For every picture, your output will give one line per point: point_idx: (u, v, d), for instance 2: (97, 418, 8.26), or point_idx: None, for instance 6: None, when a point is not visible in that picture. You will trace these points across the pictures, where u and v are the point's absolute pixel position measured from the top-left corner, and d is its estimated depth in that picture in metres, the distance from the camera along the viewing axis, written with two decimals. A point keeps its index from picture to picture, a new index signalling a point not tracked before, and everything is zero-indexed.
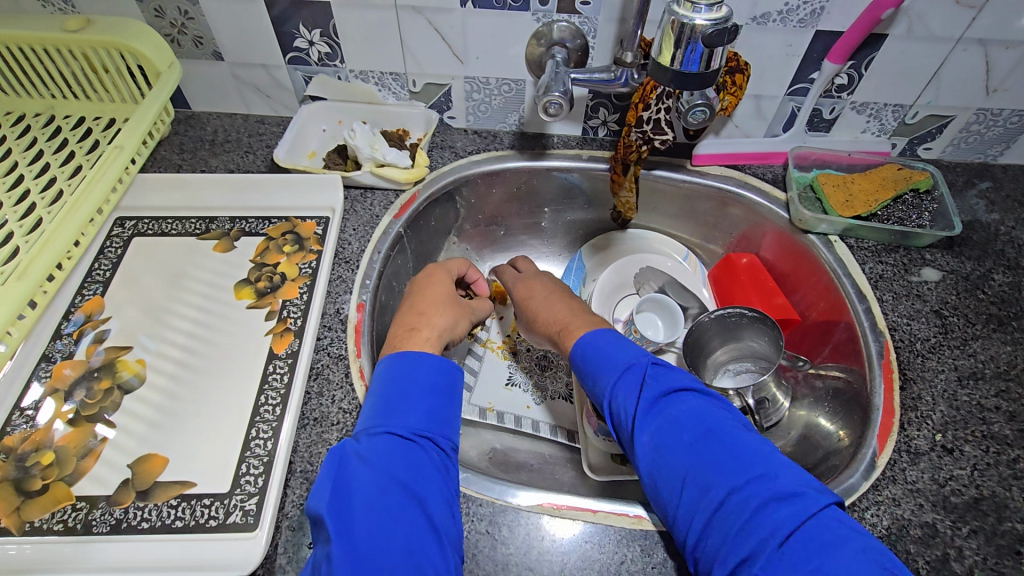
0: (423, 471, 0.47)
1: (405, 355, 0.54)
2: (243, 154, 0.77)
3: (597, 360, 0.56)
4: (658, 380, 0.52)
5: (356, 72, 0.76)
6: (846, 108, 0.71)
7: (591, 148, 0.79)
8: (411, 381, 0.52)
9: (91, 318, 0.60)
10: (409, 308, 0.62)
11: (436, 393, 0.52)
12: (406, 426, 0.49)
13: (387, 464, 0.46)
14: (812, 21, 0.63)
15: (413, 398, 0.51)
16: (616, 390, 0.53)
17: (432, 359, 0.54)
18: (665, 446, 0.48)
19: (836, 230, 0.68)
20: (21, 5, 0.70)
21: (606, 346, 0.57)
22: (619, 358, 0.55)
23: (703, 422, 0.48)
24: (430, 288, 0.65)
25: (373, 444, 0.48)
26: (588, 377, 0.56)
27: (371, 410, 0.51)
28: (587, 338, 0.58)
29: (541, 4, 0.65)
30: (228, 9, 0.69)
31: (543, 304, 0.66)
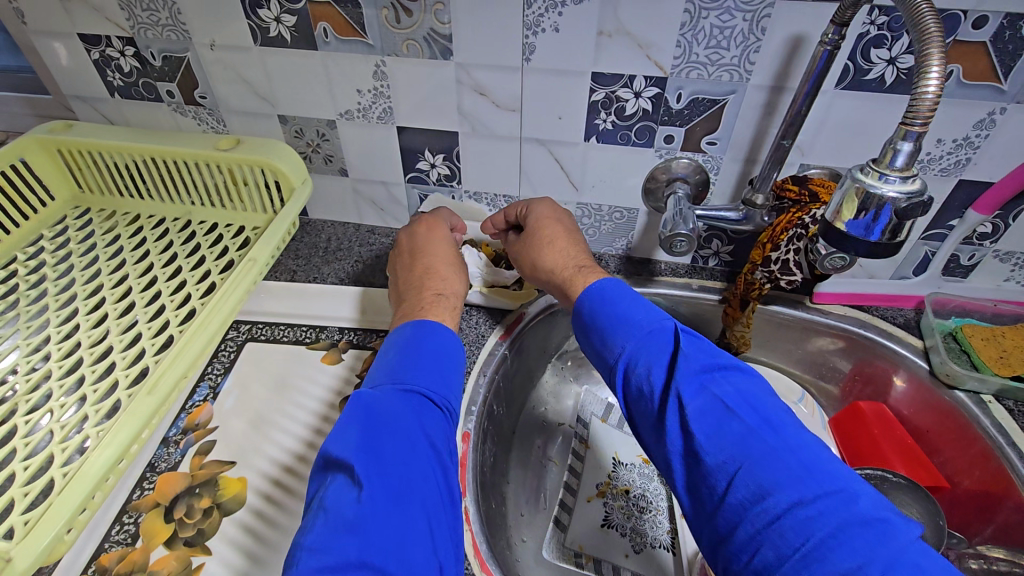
0: (440, 430, 0.46)
1: (433, 328, 0.51)
2: (354, 263, 0.79)
3: (613, 318, 0.50)
4: (688, 345, 0.47)
5: (470, 192, 0.78)
6: (988, 257, 0.67)
7: (700, 277, 0.76)
8: (429, 349, 0.49)
9: (198, 426, 0.60)
10: (423, 273, 0.59)
11: (444, 356, 0.50)
12: (428, 387, 0.47)
13: (420, 425, 0.44)
14: (956, 170, 0.60)
15: (428, 362, 0.48)
16: (644, 354, 0.48)
17: (446, 333, 0.51)
18: (710, 422, 0.43)
19: (989, 389, 0.61)
20: (180, 123, 0.78)
21: (624, 303, 0.51)
22: (642, 318, 0.50)
23: (751, 406, 0.43)
24: (431, 245, 0.62)
25: (393, 400, 0.45)
26: (601, 338, 0.51)
27: (392, 366, 0.48)
28: (602, 284, 0.53)
29: (666, 142, 0.66)
30: (362, 134, 0.74)
31: (552, 229, 0.61)
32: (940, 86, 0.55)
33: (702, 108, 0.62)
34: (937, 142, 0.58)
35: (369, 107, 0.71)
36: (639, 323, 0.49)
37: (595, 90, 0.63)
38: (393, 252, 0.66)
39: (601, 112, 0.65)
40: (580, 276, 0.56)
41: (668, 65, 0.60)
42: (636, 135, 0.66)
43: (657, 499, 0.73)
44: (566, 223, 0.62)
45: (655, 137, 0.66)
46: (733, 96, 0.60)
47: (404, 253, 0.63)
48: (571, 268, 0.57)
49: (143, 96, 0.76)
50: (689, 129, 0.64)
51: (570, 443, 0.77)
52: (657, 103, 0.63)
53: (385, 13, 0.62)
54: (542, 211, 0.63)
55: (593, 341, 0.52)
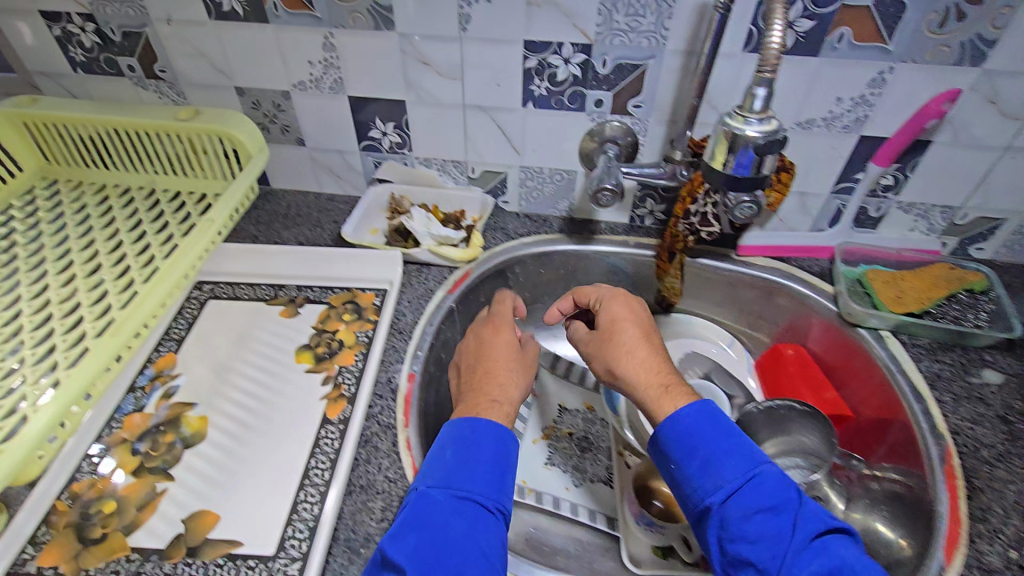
0: (490, 535, 0.49)
1: (480, 423, 0.55)
2: (313, 228, 0.83)
3: (692, 437, 0.51)
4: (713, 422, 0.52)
5: (422, 159, 0.83)
6: (893, 208, 0.73)
7: (637, 235, 0.82)
8: (476, 460, 0.52)
9: (164, 373, 0.65)
10: (473, 383, 0.61)
11: (501, 467, 0.53)
12: (479, 495, 0.50)
13: (445, 522, 0.48)
14: (857, 126, 0.66)
15: (483, 473, 0.52)
16: (727, 473, 0.49)
17: (492, 429, 0.54)
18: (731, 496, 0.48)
19: (887, 325, 0.68)
20: (143, 97, 0.82)
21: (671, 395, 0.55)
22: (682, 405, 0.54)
23: (774, 489, 0.48)
24: (489, 346, 0.65)
25: (437, 502, 0.49)
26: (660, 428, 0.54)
27: (440, 471, 0.51)
28: (697, 411, 0.53)
29: (596, 106, 0.71)
30: (317, 104, 0.79)
31: (627, 335, 0.59)
32: (834, 47, 0.60)
33: (626, 72, 0.67)
34: (838, 100, 0.64)
35: (321, 77, 0.75)
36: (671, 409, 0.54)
37: (528, 57, 0.68)
38: (453, 358, 0.69)
39: (535, 78, 0.70)
40: (668, 396, 0.55)
41: (592, 33, 0.65)
42: (568, 99, 0.71)
43: (598, 441, 0.79)
44: (641, 322, 0.61)
45: (586, 102, 0.71)
46: (653, 60, 0.66)
47: (461, 360, 0.66)
48: (652, 389, 0.56)
49: (105, 71, 0.79)
50: (616, 93, 0.69)
51: None
52: (585, 68, 0.68)
53: None
54: (625, 334, 0.60)
55: (676, 472, 0.52)
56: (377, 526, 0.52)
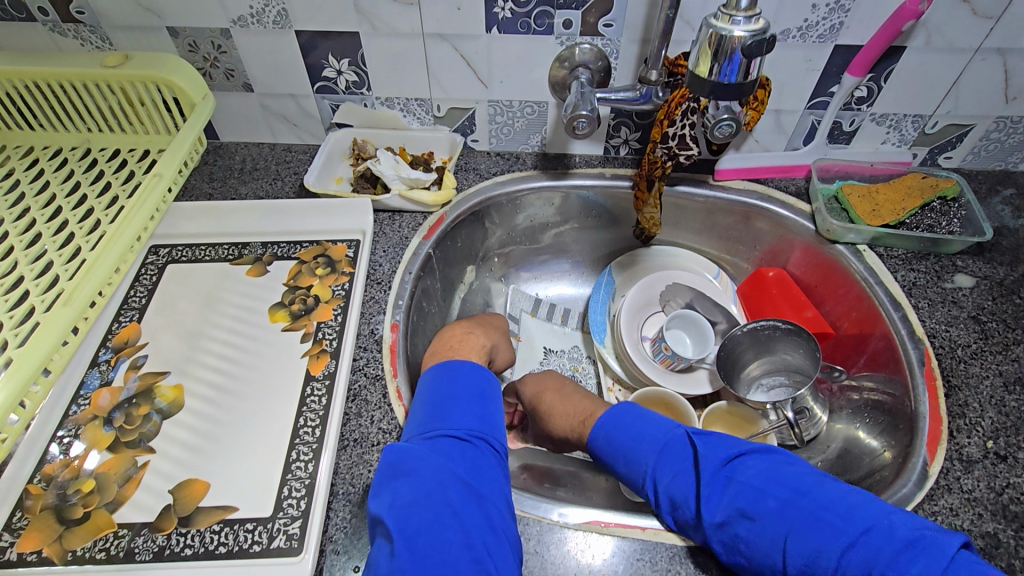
0: (482, 468, 0.49)
1: (455, 363, 0.57)
2: (272, 181, 0.78)
3: (628, 441, 0.57)
4: (703, 449, 0.53)
5: (382, 99, 0.77)
6: (866, 120, 0.72)
7: (613, 166, 0.80)
8: (459, 387, 0.55)
9: (129, 344, 0.61)
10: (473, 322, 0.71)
11: (481, 396, 0.55)
12: (453, 427, 0.51)
13: (449, 463, 0.48)
14: (831, 36, 0.64)
15: (456, 407, 0.53)
16: (661, 467, 0.54)
17: (468, 365, 0.57)
18: (760, 514, 0.47)
19: (864, 239, 0.68)
20: (62, 44, 0.73)
21: (633, 425, 0.59)
22: (650, 440, 0.56)
23: (714, 451, 0.53)
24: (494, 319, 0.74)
25: (432, 446, 0.49)
26: (625, 462, 0.57)
27: (421, 417, 0.52)
28: (631, 413, 0.60)
29: (565, 28, 0.67)
30: (260, 42, 0.72)
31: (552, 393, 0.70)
32: None
33: None
34: (813, 8, 0.62)
35: (261, 11, 0.69)
36: (653, 457, 0.55)
37: None
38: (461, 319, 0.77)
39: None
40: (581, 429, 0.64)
41: None
42: (536, 22, 0.66)
43: (584, 379, 0.80)
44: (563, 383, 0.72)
45: (554, 24, 0.66)
46: None
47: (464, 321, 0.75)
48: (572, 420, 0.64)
49: (12, 16, 0.70)
50: (585, 13, 0.65)
51: None
52: None
53: None
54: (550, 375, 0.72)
55: (622, 470, 0.57)
56: None
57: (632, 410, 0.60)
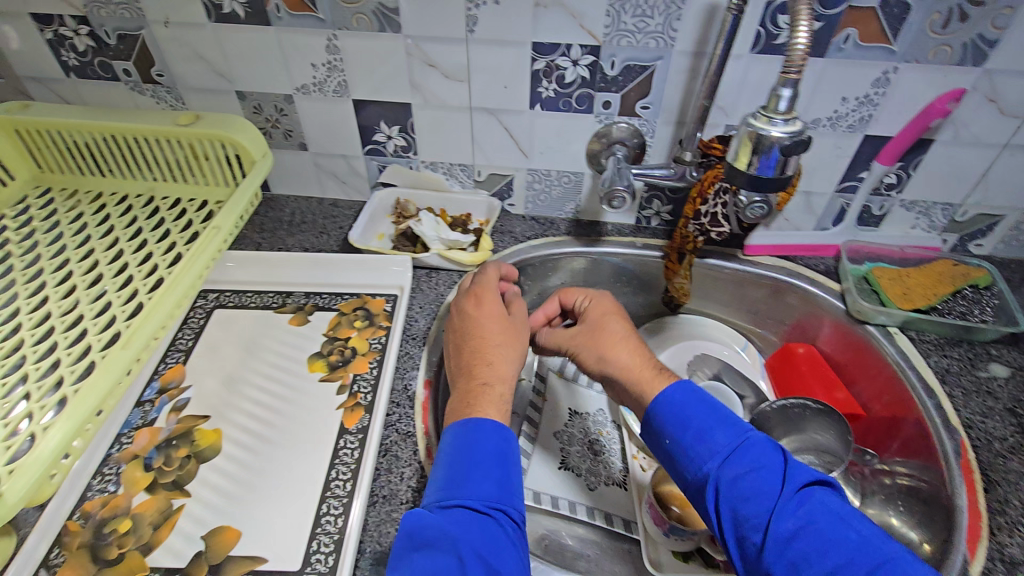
0: (500, 545, 0.48)
1: (476, 422, 0.53)
2: (318, 235, 0.82)
3: (704, 424, 0.51)
4: (782, 463, 0.49)
5: (427, 163, 0.82)
6: (895, 206, 0.74)
7: (644, 235, 0.82)
8: (477, 449, 0.52)
9: (172, 386, 0.63)
10: (474, 351, 0.59)
11: (499, 458, 0.52)
12: (473, 496, 0.50)
13: (464, 537, 0.46)
14: (861, 126, 0.67)
15: (477, 472, 0.51)
16: (735, 464, 0.49)
17: (491, 423, 0.54)
18: (819, 545, 0.43)
19: (895, 322, 0.69)
20: (139, 102, 0.80)
21: (706, 410, 0.52)
22: (728, 428, 0.51)
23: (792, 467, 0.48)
24: (489, 317, 0.62)
25: (449, 517, 0.48)
26: (692, 435, 0.51)
27: (439, 483, 0.51)
28: (701, 395, 0.54)
29: (605, 108, 0.71)
30: (320, 107, 0.78)
31: (612, 328, 0.60)
32: (840, 48, 0.61)
33: (634, 74, 0.68)
34: (843, 100, 0.65)
35: (324, 81, 0.75)
36: (722, 444, 0.50)
37: (536, 60, 0.68)
38: (448, 322, 0.65)
39: (543, 81, 0.70)
40: (659, 378, 0.56)
41: (601, 34, 0.65)
42: (577, 101, 0.71)
43: (609, 444, 0.79)
44: (609, 309, 0.63)
45: (594, 104, 0.71)
46: (662, 62, 0.66)
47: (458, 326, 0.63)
48: (631, 366, 0.57)
49: (99, 75, 0.77)
50: (624, 95, 0.70)
51: (530, 397, 0.82)
52: (594, 70, 0.68)
53: None
54: (578, 300, 0.66)
55: (680, 443, 0.51)
56: None
57: (711, 395, 0.53)
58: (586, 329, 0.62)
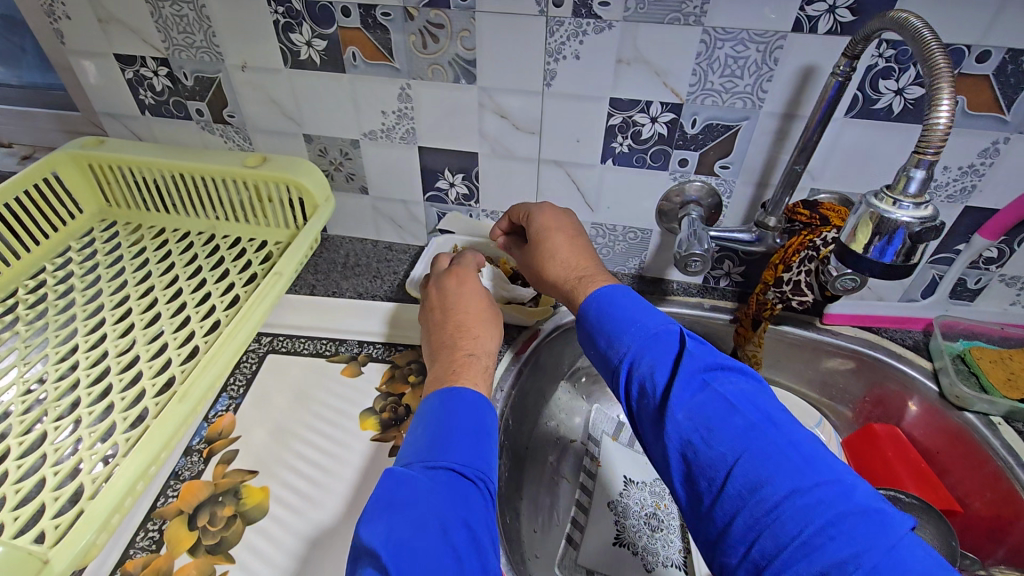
0: (468, 497, 0.43)
1: (458, 390, 0.49)
2: (373, 279, 0.80)
3: (618, 320, 0.50)
4: (694, 347, 0.48)
5: (487, 212, 0.80)
6: (994, 281, 0.69)
7: (711, 296, 0.78)
8: (455, 424, 0.46)
9: (220, 435, 0.61)
10: (454, 327, 0.56)
11: (481, 432, 0.47)
12: (460, 462, 0.44)
13: (448, 504, 0.41)
14: (961, 197, 0.63)
15: (462, 437, 0.46)
16: (645, 355, 0.48)
17: (472, 395, 0.49)
18: (735, 422, 0.43)
19: (998, 411, 0.62)
20: (208, 141, 0.81)
21: (626, 307, 0.51)
22: (642, 322, 0.50)
23: (704, 356, 0.47)
24: (458, 295, 0.60)
25: (428, 479, 0.43)
26: (606, 338, 0.51)
27: (422, 442, 0.46)
28: (609, 292, 0.53)
29: (680, 166, 0.68)
30: (385, 153, 0.77)
31: (553, 238, 0.60)
32: None
33: (716, 133, 0.65)
34: (944, 169, 0.61)
35: (392, 127, 0.74)
36: (638, 341, 0.49)
37: (612, 115, 0.66)
38: (423, 309, 0.63)
39: (618, 136, 0.67)
40: (587, 281, 0.55)
41: (684, 93, 0.62)
42: (652, 158, 0.68)
43: (668, 518, 0.73)
44: (558, 229, 0.61)
45: (670, 161, 0.68)
46: (746, 122, 0.63)
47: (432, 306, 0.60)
48: (569, 279, 0.57)
49: (173, 114, 0.78)
50: (703, 154, 0.67)
51: (582, 461, 0.77)
52: (673, 128, 0.65)
53: (413, 39, 0.65)
54: (523, 208, 0.65)
55: (599, 344, 0.51)
56: None
57: (631, 296, 0.52)
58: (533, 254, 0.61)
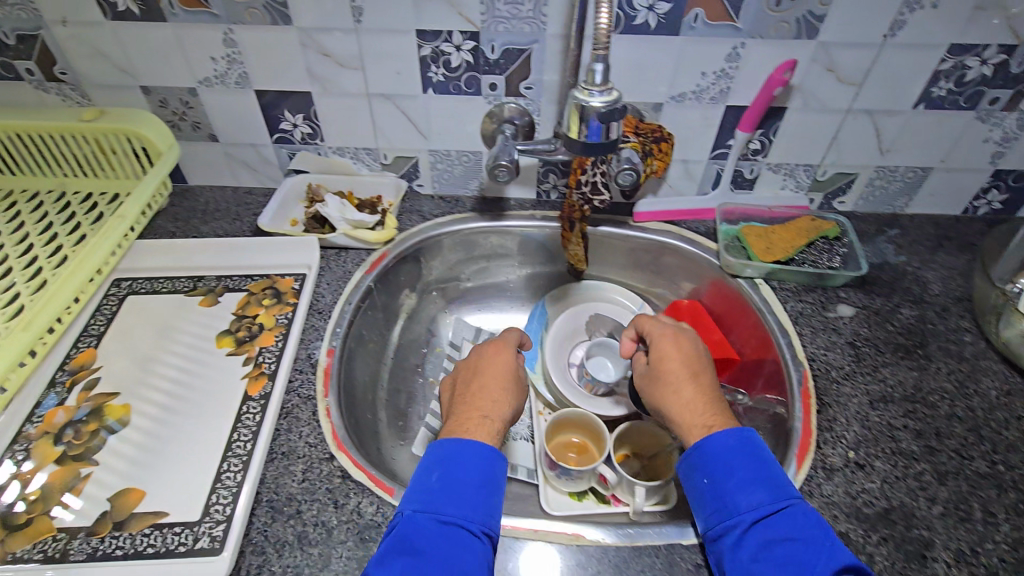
0: (473, 562, 0.47)
1: (466, 444, 0.54)
2: (232, 221, 0.86)
3: (740, 481, 0.51)
4: (798, 514, 0.49)
5: (334, 148, 0.86)
6: (763, 169, 0.82)
7: (543, 209, 0.88)
8: (465, 476, 0.52)
9: (82, 368, 0.66)
10: (472, 394, 0.62)
11: (489, 485, 0.53)
12: (466, 517, 0.50)
13: (445, 555, 0.47)
14: (721, 98, 0.74)
15: (470, 492, 0.51)
16: (770, 521, 0.49)
17: (476, 449, 0.54)
18: (792, 553, 0.46)
19: (760, 273, 0.76)
20: (45, 100, 0.82)
21: (752, 462, 0.52)
22: (777, 488, 0.51)
23: (802, 518, 0.49)
24: (492, 361, 0.65)
25: (430, 530, 0.49)
26: (734, 488, 0.51)
27: (426, 492, 0.51)
28: (742, 438, 0.54)
29: (491, 90, 0.76)
30: (225, 100, 0.81)
31: (673, 366, 0.62)
32: (692, 27, 0.67)
33: (514, 57, 0.73)
34: (702, 75, 0.72)
35: (225, 73, 0.78)
36: (749, 474, 0.52)
37: (422, 46, 0.73)
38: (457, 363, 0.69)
39: (432, 66, 0.74)
40: (703, 430, 0.57)
41: (478, 20, 0.70)
42: (465, 84, 0.76)
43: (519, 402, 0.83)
44: (691, 347, 0.64)
45: (481, 86, 0.76)
46: (536, 45, 0.71)
47: (457, 378, 0.66)
48: (695, 421, 0.58)
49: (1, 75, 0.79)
50: (507, 77, 0.75)
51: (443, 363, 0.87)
52: (476, 55, 0.73)
53: None
54: (647, 327, 0.67)
55: (714, 504, 0.52)
56: (299, 486, 0.56)
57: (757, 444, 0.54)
58: (652, 383, 0.63)
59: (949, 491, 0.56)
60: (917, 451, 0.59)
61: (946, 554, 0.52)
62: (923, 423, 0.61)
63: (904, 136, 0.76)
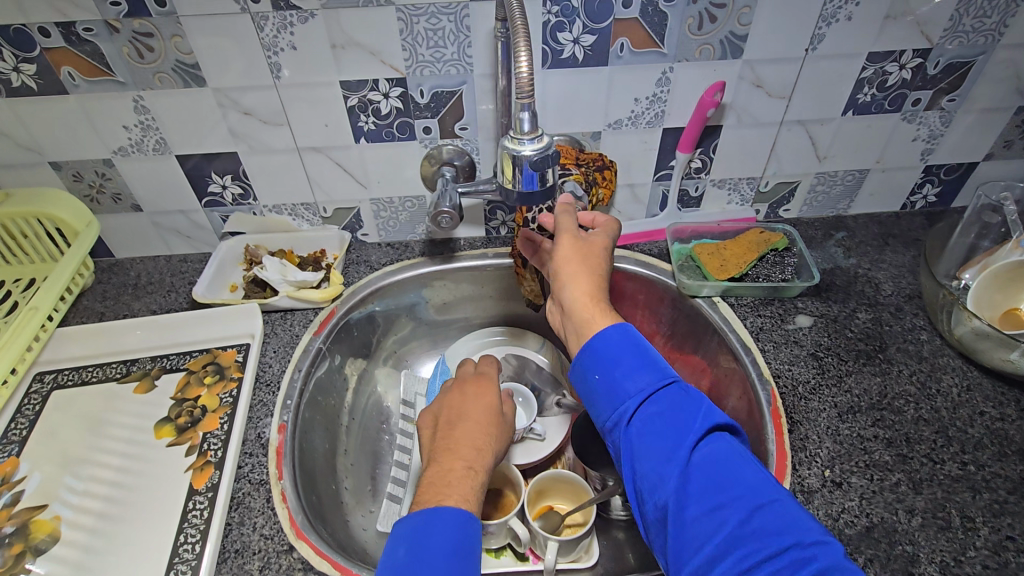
0: None
1: (440, 510, 0.49)
2: (166, 294, 0.80)
3: (625, 368, 0.52)
4: (679, 397, 0.50)
5: (270, 207, 0.82)
6: (708, 186, 0.82)
7: (494, 245, 0.86)
8: (433, 544, 0.47)
9: (5, 481, 0.60)
10: (453, 433, 0.57)
11: (459, 553, 0.47)
12: None
13: None
14: (658, 121, 0.73)
15: (440, 561, 0.46)
16: (648, 402, 0.50)
17: (451, 513, 0.49)
18: (668, 422, 0.48)
19: (716, 291, 0.76)
20: None
21: (636, 355, 0.52)
22: (658, 373, 0.51)
23: (681, 397, 0.50)
24: (474, 404, 0.61)
25: None
26: (621, 373, 0.52)
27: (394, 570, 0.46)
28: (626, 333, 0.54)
29: (426, 133, 0.74)
30: (145, 168, 0.76)
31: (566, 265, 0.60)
32: (619, 56, 0.67)
33: (444, 99, 0.71)
34: (636, 101, 0.71)
35: (141, 141, 0.73)
36: (634, 361, 0.52)
37: (348, 97, 0.70)
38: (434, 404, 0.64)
39: (361, 115, 0.72)
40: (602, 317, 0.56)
41: (402, 67, 0.68)
42: (398, 131, 0.74)
43: None
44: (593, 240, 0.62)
45: (415, 130, 0.74)
46: (465, 86, 0.70)
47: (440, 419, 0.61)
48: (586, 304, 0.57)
49: None
50: (441, 119, 0.73)
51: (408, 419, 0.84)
52: (406, 100, 0.71)
53: (126, 50, 0.65)
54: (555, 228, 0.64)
55: (600, 379, 0.53)
56: None
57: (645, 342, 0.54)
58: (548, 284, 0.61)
59: (926, 500, 0.55)
60: (890, 460, 0.58)
61: (932, 567, 0.51)
62: (891, 431, 0.61)
63: (838, 142, 0.77)
